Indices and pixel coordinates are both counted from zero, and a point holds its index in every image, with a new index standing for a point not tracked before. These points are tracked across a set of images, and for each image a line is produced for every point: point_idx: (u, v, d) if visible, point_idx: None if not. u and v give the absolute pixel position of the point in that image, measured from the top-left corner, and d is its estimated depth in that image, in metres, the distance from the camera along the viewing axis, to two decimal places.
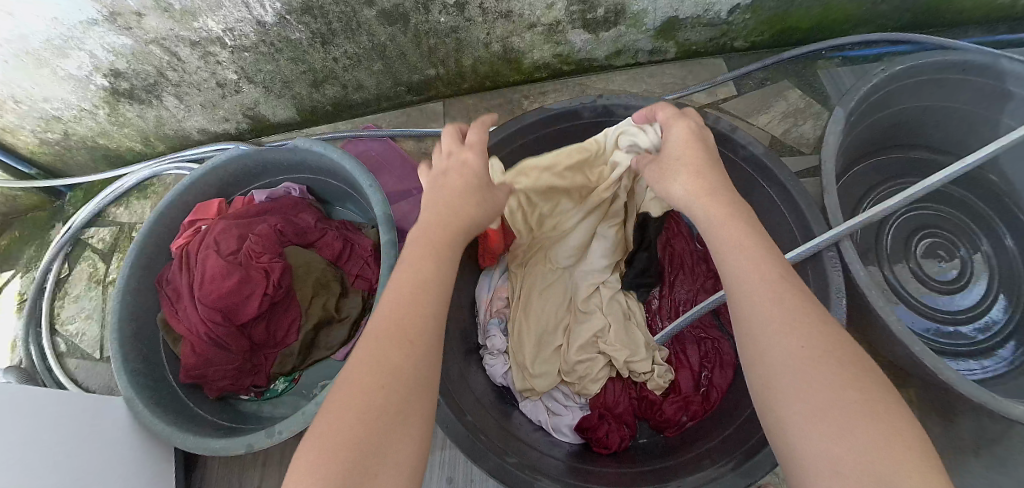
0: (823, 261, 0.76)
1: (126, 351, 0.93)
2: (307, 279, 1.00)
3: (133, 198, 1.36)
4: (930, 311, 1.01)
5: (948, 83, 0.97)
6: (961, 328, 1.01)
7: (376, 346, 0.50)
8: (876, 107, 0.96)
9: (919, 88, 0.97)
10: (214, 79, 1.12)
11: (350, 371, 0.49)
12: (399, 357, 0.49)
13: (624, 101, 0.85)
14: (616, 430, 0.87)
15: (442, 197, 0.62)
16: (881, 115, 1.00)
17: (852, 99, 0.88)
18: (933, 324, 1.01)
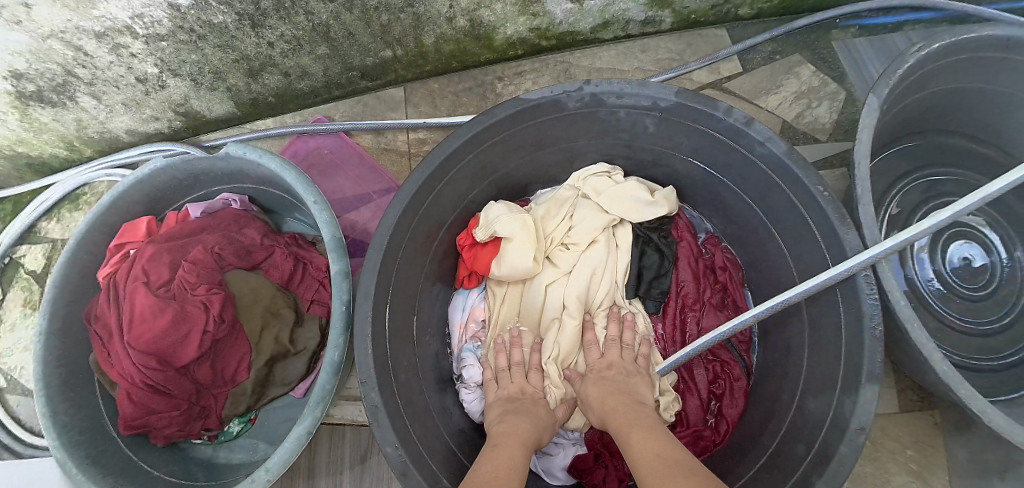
0: (856, 282, 0.63)
1: (54, 405, 0.81)
2: (255, 308, 0.87)
3: (64, 209, 1.20)
4: (949, 317, 0.91)
5: (988, 61, 0.80)
6: (984, 341, 0.90)
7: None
8: (915, 84, 0.81)
9: (955, 68, 0.82)
10: (132, 74, 0.95)
11: None
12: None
13: (617, 89, 0.70)
14: (614, 472, 0.75)
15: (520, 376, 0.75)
16: (917, 94, 0.85)
17: (885, 83, 0.74)
18: (951, 333, 0.91)
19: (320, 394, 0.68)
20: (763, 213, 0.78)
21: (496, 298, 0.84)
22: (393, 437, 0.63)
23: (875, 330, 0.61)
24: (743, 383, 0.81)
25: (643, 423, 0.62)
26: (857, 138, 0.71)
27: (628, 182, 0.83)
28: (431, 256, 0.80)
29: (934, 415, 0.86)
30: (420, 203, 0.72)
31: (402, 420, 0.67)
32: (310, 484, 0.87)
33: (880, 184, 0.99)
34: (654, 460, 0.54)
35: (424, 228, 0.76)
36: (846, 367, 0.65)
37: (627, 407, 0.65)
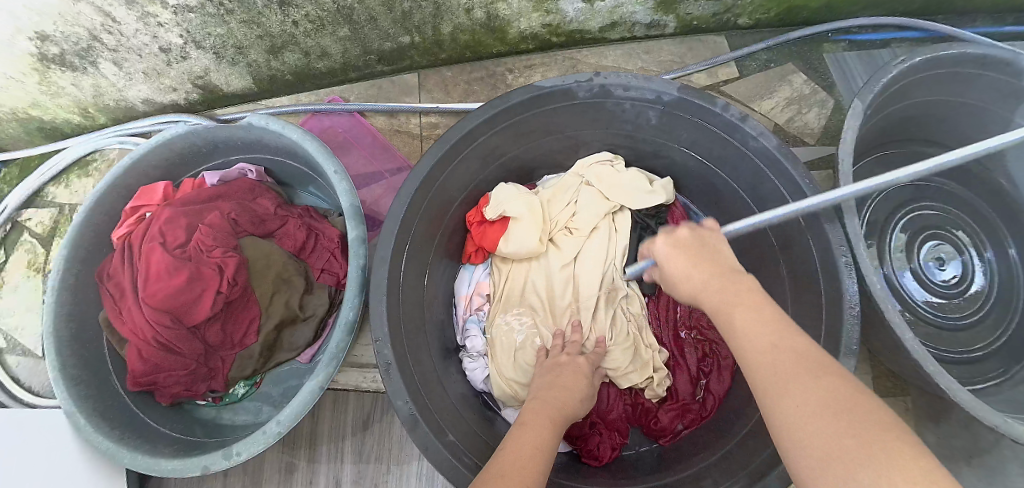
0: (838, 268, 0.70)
1: (65, 357, 0.83)
2: (267, 274, 0.90)
3: (73, 175, 1.21)
4: (927, 315, 0.98)
5: (965, 78, 0.88)
6: (958, 335, 0.98)
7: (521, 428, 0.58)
8: (898, 95, 0.88)
9: (933, 84, 0.90)
10: (156, 43, 0.98)
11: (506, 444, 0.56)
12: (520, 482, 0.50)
13: (624, 81, 0.74)
14: (607, 440, 0.79)
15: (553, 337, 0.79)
16: (899, 105, 0.92)
17: (870, 91, 0.80)
18: (930, 330, 0.98)
19: (333, 352, 0.72)
20: (755, 205, 0.83)
21: (502, 275, 0.89)
22: (403, 390, 0.66)
23: (853, 309, 0.68)
24: (730, 362, 0.85)
25: (742, 301, 0.57)
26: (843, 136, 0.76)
27: (629, 172, 0.89)
28: (442, 229, 0.84)
29: (904, 403, 0.92)
30: (436, 176, 0.76)
31: (413, 378, 0.70)
32: (312, 445, 0.90)
33: (863, 187, 1.05)
34: (768, 352, 0.52)
35: (437, 202, 0.80)
36: (826, 344, 0.71)
37: (729, 288, 0.59)
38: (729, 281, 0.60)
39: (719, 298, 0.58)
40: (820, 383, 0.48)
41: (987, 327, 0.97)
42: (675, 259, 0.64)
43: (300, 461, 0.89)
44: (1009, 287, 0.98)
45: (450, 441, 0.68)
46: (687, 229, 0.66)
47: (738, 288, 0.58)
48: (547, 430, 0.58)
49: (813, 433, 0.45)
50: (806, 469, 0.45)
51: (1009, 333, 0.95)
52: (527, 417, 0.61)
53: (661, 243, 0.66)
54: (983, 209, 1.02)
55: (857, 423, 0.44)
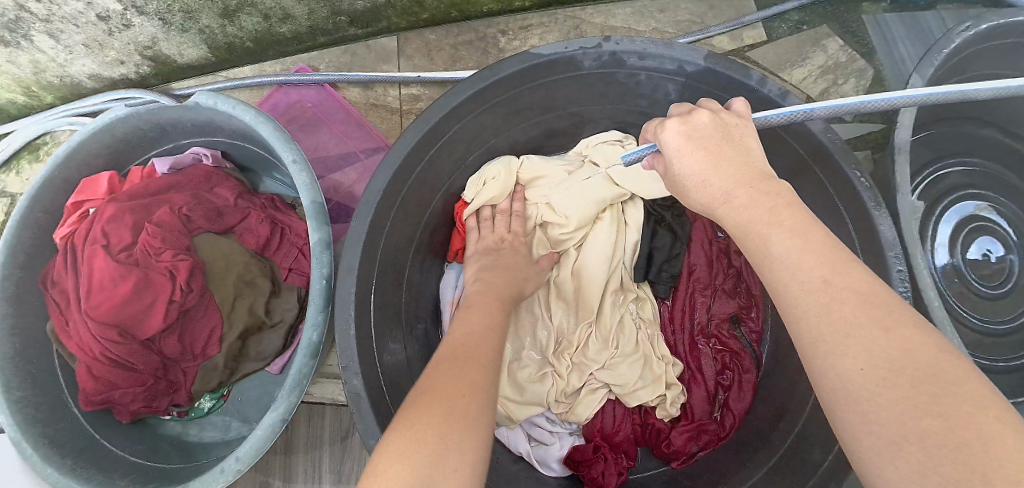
0: (888, 279, 0.59)
1: (6, 377, 0.74)
2: (227, 277, 0.79)
3: (23, 161, 1.10)
4: (963, 316, 0.87)
5: None
6: (1000, 340, 0.85)
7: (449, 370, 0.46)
8: (955, 68, 0.75)
9: (998, 54, 0.76)
10: (92, 10, 0.84)
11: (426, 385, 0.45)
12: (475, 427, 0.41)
13: (639, 48, 0.60)
14: (612, 465, 0.70)
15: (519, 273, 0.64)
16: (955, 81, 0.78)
17: (930, 64, 0.68)
18: (966, 333, 0.86)
19: (295, 379, 0.61)
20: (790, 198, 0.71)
21: None
22: (376, 429, 0.56)
23: None
24: (752, 376, 0.74)
25: (787, 218, 0.40)
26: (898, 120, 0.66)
27: None
28: (422, 227, 0.72)
29: None
30: (411, 168, 0.63)
31: (387, 410, 0.60)
32: (287, 465, 0.81)
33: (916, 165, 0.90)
34: (821, 289, 0.37)
35: (413, 199, 0.67)
36: None
37: (765, 199, 0.42)
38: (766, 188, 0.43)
39: (752, 211, 0.42)
40: (893, 339, 0.34)
41: None
42: (698, 161, 0.46)
43: (275, 481, 0.81)
44: None
45: None
46: (706, 115, 0.49)
47: (780, 194, 0.42)
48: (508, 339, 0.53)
49: (885, 406, 0.33)
50: (867, 451, 0.34)
51: None
52: (500, 322, 0.56)
53: (673, 135, 0.49)
54: None
55: (944, 394, 0.32)
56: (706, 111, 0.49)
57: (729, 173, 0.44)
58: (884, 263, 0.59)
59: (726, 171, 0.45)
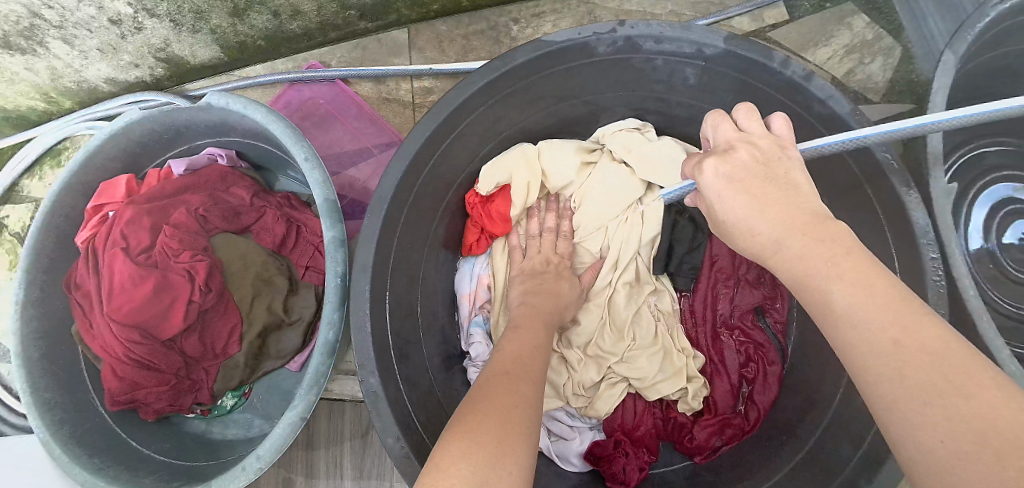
0: (922, 268, 0.59)
1: (34, 379, 0.75)
2: (245, 277, 0.79)
3: (46, 167, 1.12)
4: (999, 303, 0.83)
5: None
6: None
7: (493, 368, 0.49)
8: (990, 43, 0.71)
9: None
10: (104, 15, 0.85)
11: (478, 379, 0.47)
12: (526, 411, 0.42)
13: (655, 32, 0.58)
14: (634, 461, 0.68)
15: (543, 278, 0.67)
16: (988, 56, 0.75)
17: (963, 39, 0.64)
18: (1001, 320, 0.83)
19: (313, 377, 0.61)
20: None
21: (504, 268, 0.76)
22: (394, 426, 0.56)
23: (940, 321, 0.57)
24: (778, 368, 0.72)
25: (823, 254, 0.40)
26: (929, 103, 0.62)
27: (660, 141, 0.72)
28: (436, 222, 0.71)
29: None
30: (424, 162, 0.62)
31: (406, 408, 0.60)
32: (309, 462, 0.82)
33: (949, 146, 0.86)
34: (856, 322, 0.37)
35: (427, 193, 0.67)
36: None
37: (802, 238, 0.42)
38: (810, 231, 0.41)
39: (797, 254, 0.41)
40: (941, 368, 0.33)
41: None
42: (742, 205, 0.45)
43: (298, 478, 0.82)
44: None
45: None
46: (747, 154, 0.46)
47: (830, 234, 0.40)
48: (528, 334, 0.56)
49: (916, 387, 0.33)
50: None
51: None
52: (520, 322, 0.59)
53: (713, 178, 0.47)
54: None
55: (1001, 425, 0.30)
56: (746, 146, 0.47)
57: (773, 218, 0.43)
58: (918, 249, 0.59)
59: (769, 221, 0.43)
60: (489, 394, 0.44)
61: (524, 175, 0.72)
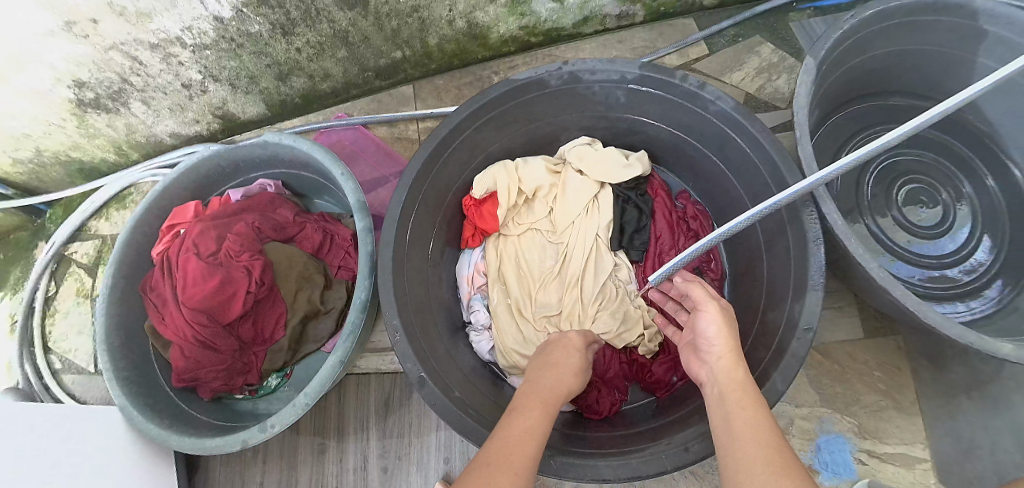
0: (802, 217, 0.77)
1: (116, 361, 0.93)
2: (290, 273, 0.99)
3: (111, 209, 1.34)
4: (915, 258, 1.05)
5: (923, 25, 0.97)
6: (947, 272, 1.05)
7: (508, 434, 0.58)
8: (855, 49, 0.96)
9: (890, 36, 0.98)
10: (178, 81, 1.10)
11: (496, 441, 0.57)
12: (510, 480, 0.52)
13: (590, 66, 0.83)
14: (606, 396, 0.86)
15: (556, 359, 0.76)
16: (860, 60, 1.00)
17: (821, 48, 0.87)
18: (918, 271, 1.05)
19: (349, 329, 0.81)
20: (731, 172, 0.91)
21: (495, 252, 0.97)
22: (412, 354, 0.74)
23: (817, 239, 0.76)
24: None
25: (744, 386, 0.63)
26: (797, 90, 0.85)
27: (606, 149, 0.97)
28: (441, 214, 0.92)
29: (896, 341, 1.02)
30: (435, 160, 0.84)
31: (421, 346, 0.78)
32: (341, 425, 0.97)
33: (828, 154, 1.13)
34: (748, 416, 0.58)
35: (433, 192, 0.88)
36: (797, 278, 0.79)
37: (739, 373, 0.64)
38: (745, 385, 0.63)
39: (728, 383, 0.64)
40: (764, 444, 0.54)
41: (969, 263, 1.05)
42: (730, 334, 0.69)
43: (331, 440, 0.97)
44: (992, 221, 1.06)
45: (456, 396, 0.76)
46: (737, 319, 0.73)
47: (752, 396, 0.61)
48: (535, 414, 0.62)
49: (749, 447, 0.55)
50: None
51: (999, 264, 1.03)
52: (520, 400, 0.65)
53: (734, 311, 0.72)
54: (960, 150, 1.10)
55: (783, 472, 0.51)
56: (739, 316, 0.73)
57: (730, 346, 0.68)
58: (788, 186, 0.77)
59: (732, 344, 0.68)
60: (496, 451, 0.55)
61: (504, 178, 0.93)
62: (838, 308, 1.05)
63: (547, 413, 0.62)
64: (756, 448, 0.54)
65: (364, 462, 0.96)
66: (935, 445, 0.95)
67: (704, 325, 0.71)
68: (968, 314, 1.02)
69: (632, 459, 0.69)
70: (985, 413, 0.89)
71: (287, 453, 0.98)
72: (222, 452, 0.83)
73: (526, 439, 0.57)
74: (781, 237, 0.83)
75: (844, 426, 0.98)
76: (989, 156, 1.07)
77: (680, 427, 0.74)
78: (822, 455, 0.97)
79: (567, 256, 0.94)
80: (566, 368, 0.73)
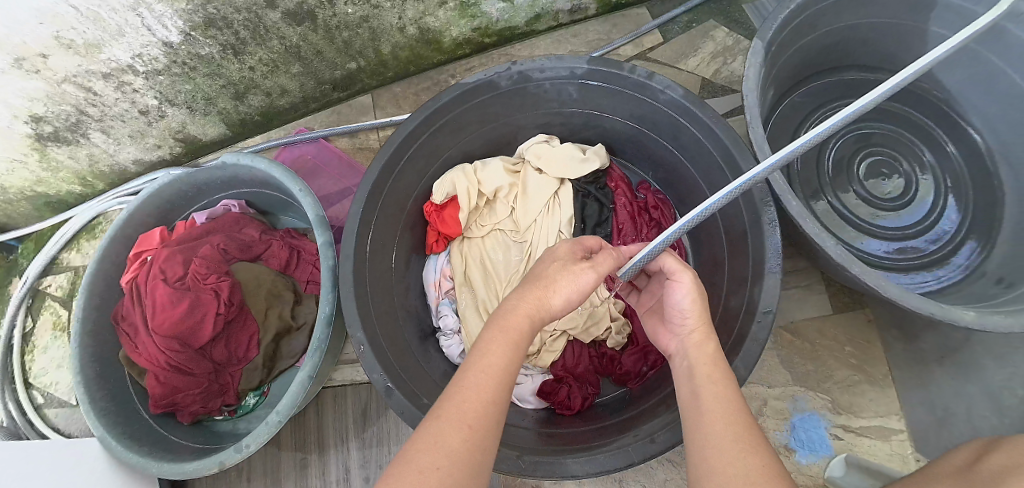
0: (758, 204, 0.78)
1: (91, 393, 0.93)
2: (259, 292, 1.00)
3: (83, 240, 1.33)
4: (880, 231, 1.07)
5: None
6: (914, 243, 1.07)
7: (446, 415, 0.48)
8: (804, 29, 0.97)
9: (839, 11, 0.98)
10: (135, 107, 1.10)
11: (431, 422, 0.48)
12: (459, 443, 0.46)
13: (539, 65, 0.83)
14: (577, 391, 0.88)
15: (544, 284, 0.59)
16: (812, 36, 1.01)
17: (768, 29, 0.88)
18: (885, 244, 1.06)
19: (316, 344, 0.82)
20: (685, 158, 0.92)
21: (460, 256, 0.98)
22: (378, 366, 0.75)
23: (771, 219, 0.76)
24: None
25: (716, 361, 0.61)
26: (749, 65, 0.84)
27: (563, 145, 0.98)
28: (403, 223, 0.93)
29: (864, 315, 1.04)
30: (393, 169, 0.85)
31: (389, 358, 0.79)
32: (322, 441, 0.98)
33: (788, 133, 1.14)
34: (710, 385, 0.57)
35: (392, 202, 0.88)
36: (755, 262, 0.80)
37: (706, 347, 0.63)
38: (717, 360, 0.61)
39: (699, 358, 0.61)
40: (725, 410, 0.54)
41: (935, 233, 1.06)
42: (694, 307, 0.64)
43: (312, 455, 0.98)
44: (956, 189, 1.08)
45: (426, 403, 0.77)
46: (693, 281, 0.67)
47: (724, 372, 0.59)
48: (500, 350, 0.53)
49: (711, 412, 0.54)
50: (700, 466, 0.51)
51: (963, 230, 1.05)
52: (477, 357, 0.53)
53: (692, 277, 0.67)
54: (920, 120, 1.11)
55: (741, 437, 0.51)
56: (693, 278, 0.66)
57: (702, 321, 0.64)
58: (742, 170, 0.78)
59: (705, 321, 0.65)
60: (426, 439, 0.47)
61: (463, 182, 0.94)
62: (805, 288, 1.06)
63: (502, 379, 0.51)
64: (726, 425, 0.52)
65: (347, 475, 0.97)
66: (909, 416, 0.97)
67: (675, 298, 0.66)
68: (937, 283, 1.03)
69: (598, 453, 0.70)
70: (954, 379, 0.90)
71: (271, 471, 0.99)
72: (199, 476, 0.83)
73: (492, 382, 0.51)
74: (737, 221, 0.85)
75: (818, 403, 1.00)
76: (949, 124, 1.09)
77: (648, 417, 0.75)
78: (799, 433, 0.98)
79: (531, 254, 0.95)
80: (547, 287, 0.59)
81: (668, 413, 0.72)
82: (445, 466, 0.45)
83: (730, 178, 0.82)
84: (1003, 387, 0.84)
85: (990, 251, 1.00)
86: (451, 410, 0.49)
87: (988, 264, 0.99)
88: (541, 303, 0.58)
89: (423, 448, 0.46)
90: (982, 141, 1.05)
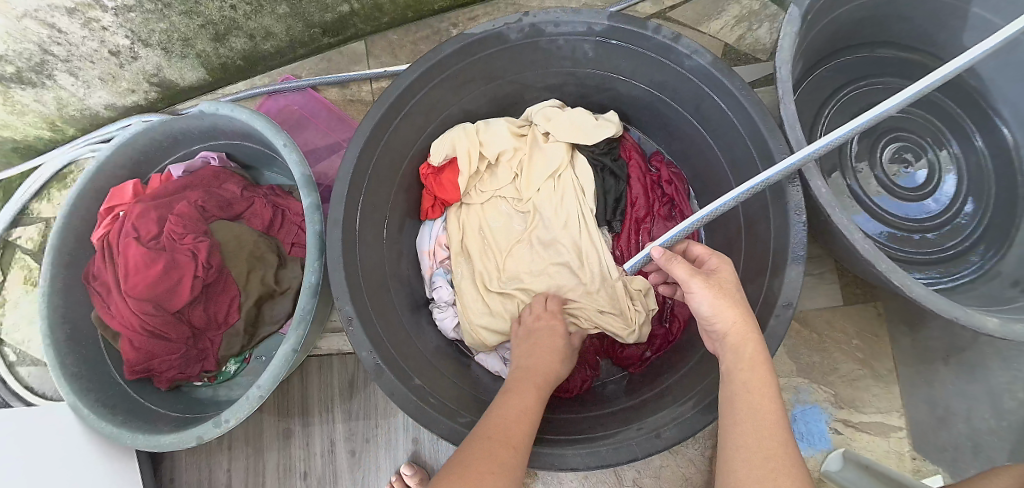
0: (787, 192, 0.71)
1: (62, 356, 0.87)
2: (240, 254, 0.93)
3: (53, 190, 1.24)
4: (895, 219, 1.00)
5: None
6: (930, 236, 1.01)
7: (486, 437, 0.53)
8: None
9: None
10: (105, 48, 1.00)
11: (475, 439, 0.53)
12: (510, 458, 0.51)
13: (553, 18, 0.74)
14: (577, 373, 0.85)
15: (543, 347, 0.73)
16: (853, 5, 0.92)
17: None
18: (898, 234, 1.00)
19: (301, 314, 0.76)
20: (703, 128, 0.84)
21: (456, 224, 0.91)
22: (366, 343, 0.69)
23: (798, 203, 0.70)
24: None
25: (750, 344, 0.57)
26: (784, 30, 0.75)
27: (575, 110, 0.90)
28: (396, 188, 0.85)
29: (876, 307, 0.99)
30: (383, 132, 0.77)
31: (378, 336, 0.73)
32: (304, 413, 0.94)
33: (813, 107, 1.06)
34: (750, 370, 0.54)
35: (386, 164, 0.80)
36: (776, 251, 0.74)
37: (742, 328, 0.58)
38: (754, 354, 0.56)
39: (738, 357, 0.56)
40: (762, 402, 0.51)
41: (954, 228, 1.00)
42: (716, 310, 0.59)
43: (296, 427, 0.94)
44: (978, 180, 1.01)
45: (416, 385, 0.72)
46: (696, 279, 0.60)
47: (761, 367, 0.55)
48: (530, 396, 0.61)
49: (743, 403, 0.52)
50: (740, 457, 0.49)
51: (982, 226, 0.99)
52: (508, 392, 0.62)
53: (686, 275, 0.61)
54: (947, 105, 1.04)
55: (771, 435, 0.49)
56: (699, 276, 0.60)
57: (738, 319, 0.58)
58: (771, 154, 0.71)
59: (738, 314, 0.58)
60: (474, 448, 0.51)
61: (464, 143, 0.86)
62: (818, 276, 1.00)
63: (536, 409, 0.60)
64: (756, 424, 0.50)
65: (331, 450, 0.93)
66: (911, 413, 0.94)
67: (698, 304, 0.61)
68: (949, 280, 0.97)
69: (599, 448, 0.64)
70: (961, 380, 0.86)
71: (253, 444, 0.94)
72: (177, 449, 0.79)
73: (523, 414, 0.58)
74: (759, 205, 0.78)
75: (821, 396, 0.96)
76: (978, 115, 1.01)
77: (651, 410, 0.71)
78: (799, 425, 0.95)
79: (534, 224, 0.89)
80: (553, 345, 0.74)
81: (677, 407, 0.68)
82: (498, 471, 0.49)
83: (753, 152, 0.75)
84: (1006, 390, 0.81)
85: (1007, 252, 0.94)
86: (497, 429, 0.54)
87: (1006, 263, 0.94)
88: (549, 361, 0.71)
89: (475, 458, 0.50)
90: (1010, 136, 0.98)
